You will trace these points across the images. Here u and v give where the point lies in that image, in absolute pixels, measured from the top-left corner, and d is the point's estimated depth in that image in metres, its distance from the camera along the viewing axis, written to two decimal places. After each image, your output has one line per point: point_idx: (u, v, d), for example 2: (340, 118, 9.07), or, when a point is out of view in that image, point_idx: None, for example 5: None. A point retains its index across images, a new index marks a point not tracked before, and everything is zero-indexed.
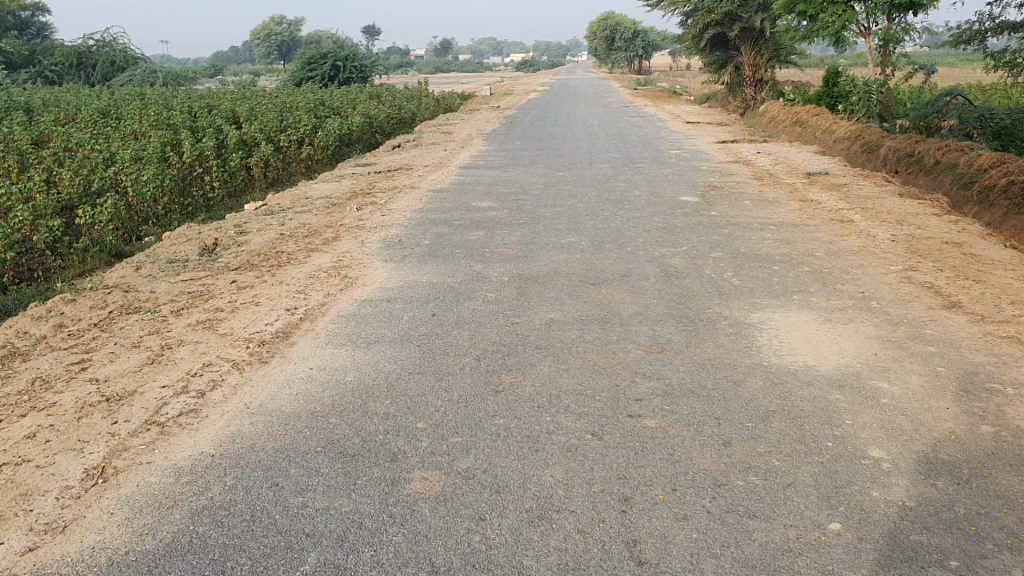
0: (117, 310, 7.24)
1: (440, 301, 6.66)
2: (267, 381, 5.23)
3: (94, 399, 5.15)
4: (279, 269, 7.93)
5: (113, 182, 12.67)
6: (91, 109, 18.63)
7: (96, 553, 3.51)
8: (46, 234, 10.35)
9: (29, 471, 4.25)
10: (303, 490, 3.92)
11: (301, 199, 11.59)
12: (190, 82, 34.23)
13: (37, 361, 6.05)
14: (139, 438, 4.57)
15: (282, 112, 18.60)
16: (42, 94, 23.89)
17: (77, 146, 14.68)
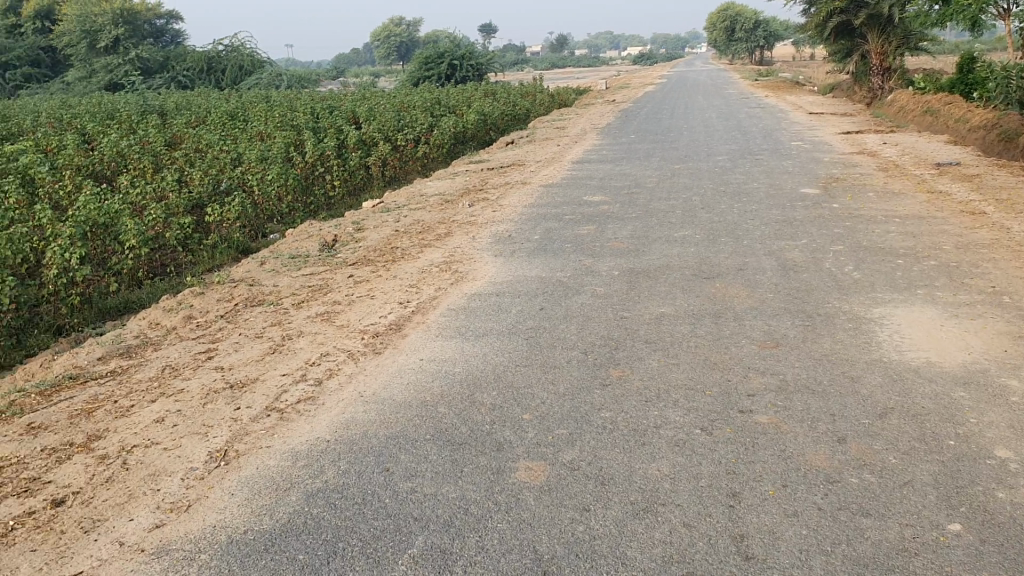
0: (242, 303, 7.56)
1: (549, 296, 6.68)
2: (379, 372, 5.37)
3: (218, 385, 5.40)
4: (393, 265, 8.11)
5: (240, 182, 13.22)
6: (221, 113, 19.54)
7: (217, 532, 3.68)
8: (178, 231, 10.90)
9: (157, 453, 4.49)
10: (412, 476, 4.01)
11: (416, 196, 11.82)
12: (314, 84, 35.42)
13: (167, 351, 6.38)
14: (259, 424, 4.76)
15: (399, 111, 19.03)
16: (175, 98, 25.14)
17: (207, 147, 15.39)
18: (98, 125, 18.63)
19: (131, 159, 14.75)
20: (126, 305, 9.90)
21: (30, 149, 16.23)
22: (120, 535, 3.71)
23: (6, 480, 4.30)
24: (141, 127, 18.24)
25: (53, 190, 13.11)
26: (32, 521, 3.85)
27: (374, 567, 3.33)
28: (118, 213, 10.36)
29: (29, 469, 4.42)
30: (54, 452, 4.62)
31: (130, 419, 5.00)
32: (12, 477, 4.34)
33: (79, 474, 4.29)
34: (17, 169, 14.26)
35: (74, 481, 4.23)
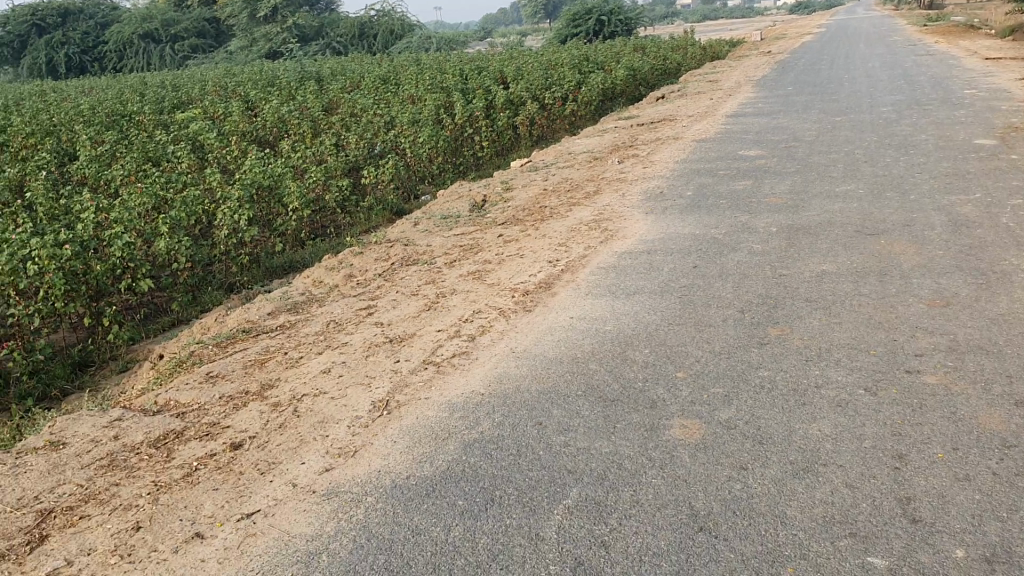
0: (398, 262, 7.80)
1: (703, 253, 6.57)
2: (531, 328, 5.44)
3: (379, 340, 5.62)
4: (542, 223, 8.17)
5: (394, 144, 13.56)
6: (374, 78, 20.08)
7: (382, 477, 3.86)
8: (336, 193, 11.33)
9: (324, 402, 4.73)
10: (566, 430, 4.05)
11: (565, 154, 11.83)
12: (462, 45, 35.85)
13: (330, 307, 6.68)
14: (417, 377, 4.93)
15: (548, 69, 19.01)
16: (331, 64, 26.00)
17: (361, 111, 15.87)
18: (261, 93, 19.52)
19: (292, 125, 15.39)
20: (290, 265, 10.38)
21: (200, 117, 17.19)
22: (293, 477, 3.95)
23: (190, 424, 4.63)
24: (300, 93, 18.98)
25: (222, 155, 13.86)
26: (214, 462, 4.13)
27: (530, 516, 3.41)
28: (281, 177, 10.85)
29: (209, 415, 4.74)
30: (232, 399, 4.94)
31: (299, 370, 5.27)
32: (195, 421, 4.67)
33: (254, 420, 4.58)
34: (190, 136, 15.14)
35: (250, 426, 4.51)
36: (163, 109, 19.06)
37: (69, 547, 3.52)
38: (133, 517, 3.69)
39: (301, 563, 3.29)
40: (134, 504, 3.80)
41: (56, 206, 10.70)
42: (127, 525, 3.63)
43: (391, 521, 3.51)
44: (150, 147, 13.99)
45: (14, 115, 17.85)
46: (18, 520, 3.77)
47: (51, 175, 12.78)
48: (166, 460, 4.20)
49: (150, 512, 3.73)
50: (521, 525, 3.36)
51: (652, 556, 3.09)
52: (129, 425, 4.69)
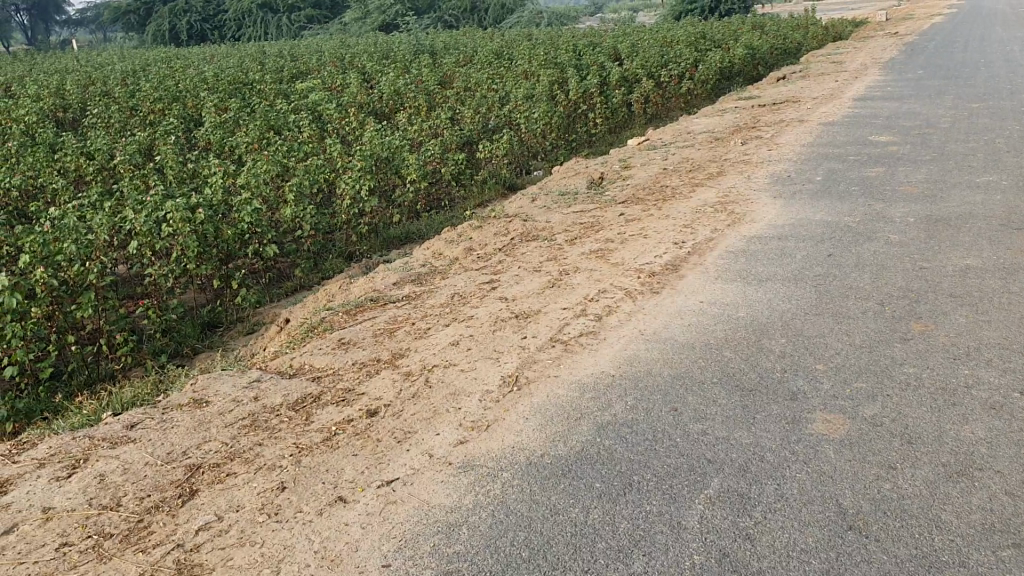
0: (518, 237, 7.80)
1: (837, 242, 6.38)
2: (660, 309, 5.36)
3: (505, 314, 5.64)
4: (665, 203, 8.04)
5: (509, 120, 13.57)
6: (488, 52, 20.12)
7: (517, 453, 3.88)
8: (453, 166, 11.41)
9: (454, 374, 4.78)
10: (703, 418, 4.00)
11: (683, 133, 11.62)
12: (573, 21, 35.58)
13: (454, 280, 6.75)
14: (546, 353, 4.92)
15: (664, 47, 18.69)
16: (443, 37, 26.13)
17: (476, 85, 15.92)
18: (376, 65, 19.80)
19: (407, 97, 15.55)
20: (407, 236, 10.53)
21: (318, 87, 17.54)
22: (428, 447, 4.01)
23: (326, 389, 4.75)
24: (414, 66, 19.17)
25: (341, 126, 14.09)
26: (352, 428, 4.24)
27: (671, 503, 3.39)
28: (400, 149, 10.97)
29: (344, 381, 4.86)
30: (365, 367, 5.05)
31: (427, 341, 5.35)
32: (331, 386, 4.79)
33: (388, 389, 4.67)
34: (309, 106, 15.45)
35: (384, 394, 4.61)
36: (282, 78, 19.52)
37: (218, 503, 3.65)
38: (278, 477, 3.81)
39: (443, 533, 3.34)
40: (278, 464, 3.92)
41: (185, 169, 11.07)
42: (272, 485, 3.75)
43: (528, 498, 3.52)
44: (271, 116, 14.34)
45: (142, 80, 18.54)
46: (169, 473, 3.92)
47: (179, 140, 13.23)
48: (306, 424, 4.33)
49: (293, 473, 3.84)
50: (662, 512, 3.34)
51: (800, 552, 3.04)
52: (267, 387, 4.84)
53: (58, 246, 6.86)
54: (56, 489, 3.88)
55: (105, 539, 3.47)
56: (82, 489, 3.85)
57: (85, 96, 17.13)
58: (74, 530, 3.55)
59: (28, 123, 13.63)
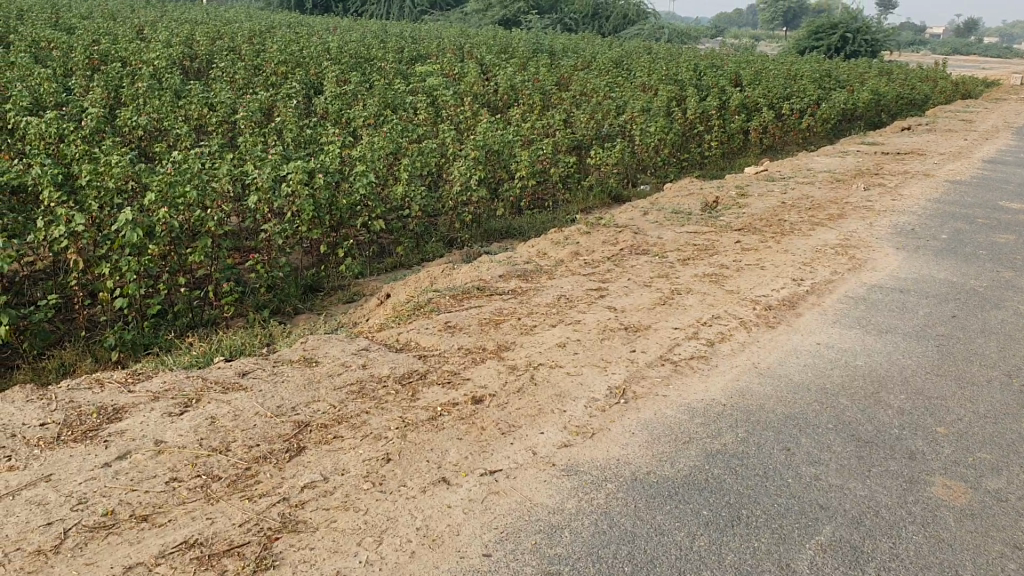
0: (627, 248, 7.72)
1: (963, 304, 6.16)
2: (774, 345, 5.24)
3: (614, 323, 5.58)
4: (783, 237, 7.88)
5: (624, 130, 13.46)
6: (607, 60, 20.00)
7: (622, 466, 3.83)
8: (563, 168, 11.38)
9: (560, 375, 4.75)
10: (816, 463, 3.90)
11: (803, 169, 11.39)
12: (693, 41, 35.17)
13: (561, 281, 6.71)
14: (654, 371, 4.84)
15: (787, 79, 18.34)
16: (563, 40, 26.03)
17: (593, 91, 15.83)
18: (495, 57, 19.85)
19: (523, 94, 15.55)
20: (509, 231, 10.53)
21: (437, 72, 17.65)
22: (532, 444, 3.98)
23: (432, 369, 4.77)
24: (532, 64, 19.16)
25: (455, 112, 14.16)
26: (457, 412, 4.23)
27: (780, 543, 3.30)
28: (514, 144, 10.98)
29: (450, 364, 4.87)
30: (470, 353, 5.06)
31: (534, 338, 5.33)
32: (436, 367, 4.81)
33: (494, 378, 4.66)
34: (427, 90, 15.56)
35: (490, 384, 4.60)
36: (401, 59, 19.72)
37: (325, 464, 3.68)
38: (383, 448, 3.83)
39: (544, 533, 3.31)
40: (384, 435, 3.94)
41: (303, 132, 11.23)
42: (378, 455, 3.77)
43: (633, 513, 3.46)
44: (389, 94, 14.47)
45: (268, 42, 18.92)
46: (278, 427, 3.97)
47: (299, 104, 13.43)
48: (412, 400, 4.35)
49: (397, 446, 3.85)
50: (770, 551, 3.25)
51: None
52: (374, 357, 4.88)
53: (181, 189, 6.96)
54: (168, 423, 3.94)
55: (213, 481, 3.50)
56: (193, 429, 3.90)
57: (212, 48, 17.54)
58: (184, 467, 3.58)
59: (157, 67, 13.99)
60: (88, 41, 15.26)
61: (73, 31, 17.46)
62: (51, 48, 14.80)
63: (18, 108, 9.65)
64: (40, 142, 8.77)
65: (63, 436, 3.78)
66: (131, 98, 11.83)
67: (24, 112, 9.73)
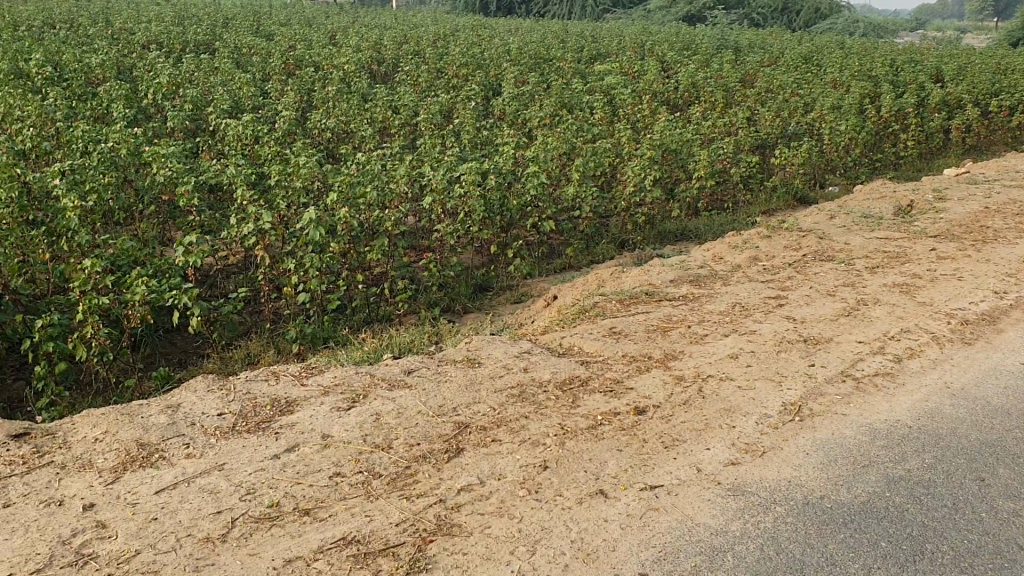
0: (810, 254, 7.32)
1: None
2: (971, 364, 4.80)
3: (791, 335, 5.27)
4: (986, 246, 7.25)
5: (811, 129, 12.82)
6: (795, 56, 19.20)
7: (793, 488, 3.59)
8: (744, 168, 10.96)
9: (730, 389, 4.52)
10: (1014, 498, 3.54)
11: (1011, 171, 10.48)
12: (892, 34, 33.23)
13: (736, 288, 6.44)
14: (834, 387, 4.54)
15: (996, 73, 16.98)
16: (750, 36, 25.19)
17: (779, 87, 15.21)
18: (676, 55, 19.45)
19: (705, 92, 15.14)
20: (685, 233, 10.26)
21: (616, 71, 17.46)
22: (697, 460, 3.80)
23: (595, 376, 4.67)
24: (714, 61, 18.64)
25: (634, 109, 13.94)
26: (619, 422, 4.11)
27: None
28: (693, 144, 10.68)
29: (613, 371, 4.75)
30: (636, 360, 4.92)
31: (704, 348, 5.11)
32: (599, 374, 4.70)
33: (659, 389, 4.50)
34: (605, 89, 15.43)
35: (655, 394, 4.44)
36: (581, 59, 19.68)
37: (483, 467, 3.65)
38: (542, 455, 3.77)
39: (705, 555, 3.14)
40: (542, 442, 3.88)
41: (481, 133, 11.36)
42: (536, 462, 3.71)
43: (803, 540, 3.24)
44: (568, 95, 14.42)
45: (452, 44, 19.36)
46: (439, 426, 3.98)
47: (478, 105, 13.61)
48: (573, 407, 4.26)
49: (556, 454, 3.78)
50: None
51: None
52: (538, 361, 4.83)
53: (362, 190, 7.18)
54: (336, 418, 4.03)
55: (374, 478, 3.54)
56: (358, 424, 3.97)
57: (398, 52, 18.08)
58: (347, 462, 3.65)
59: (347, 71, 14.57)
60: (285, 47, 16.10)
61: (272, 38, 18.47)
62: (253, 54, 15.70)
63: (219, 111, 10.28)
64: (238, 143, 9.28)
65: (238, 427, 3.94)
66: (321, 101, 12.35)
67: (224, 114, 10.34)
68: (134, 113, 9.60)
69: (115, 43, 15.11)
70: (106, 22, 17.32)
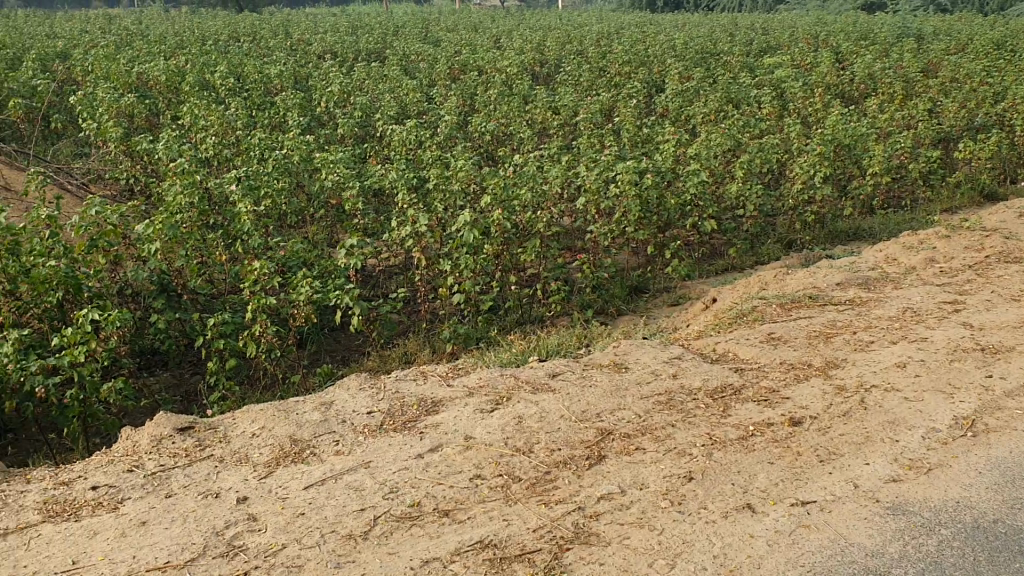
0: (995, 255, 6.78)
1: None
2: None
3: (968, 342, 4.89)
4: None
5: (1003, 119, 11.87)
6: (988, 41, 17.85)
7: (963, 510, 3.32)
8: (924, 163, 10.27)
9: (896, 400, 4.23)
10: None
11: None
12: None
13: (909, 292, 6.04)
14: (1015, 401, 4.17)
15: None
16: (936, 23, 23.65)
17: (967, 75, 14.17)
18: (852, 45, 18.52)
19: (883, 83, 14.32)
20: (857, 232, 9.72)
21: (786, 64, 16.83)
22: (855, 476, 3.58)
23: (748, 384, 4.49)
24: (895, 50, 17.60)
25: (804, 103, 13.36)
26: (771, 433, 3.93)
27: None
28: (867, 138, 10.11)
29: (768, 379, 4.55)
30: (793, 368, 4.70)
31: (869, 356, 4.82)
32: (753, 381, 4.52)
33: (817, 399, 4.27)
34: (774, 83, 14.87)
35: (812, 404, 4.22)
36: (750, 52, 19.08)
37: (624, 476, 3.58)
38: (686, 465, 3.65)
39: None
40: (687, 451, 3.76)
41: (641, 132, 11.20)
42: (680, 472, 3.60)
43: (972, 569, 2.99)
44: (733, 89, 14.00)
45: (615, 43, 19.20)
46: (582, 432, 3.94)
47: (640, 104, 13.44)
48: (722, 416, 4.11)
49: (701, 465, 3.66)
50: None
51: None
52: (688, 367, 4.70)
53: (517, 192, 7.22)
54: (479, 420, 4.06)
55: (513, 483, 3.53)
56: (501, 427, 3.98)
57: (562, 52, 18.13)
58: (488, 465, 3.66)
59: (510, 73, 14.72)
60: (451, 52, 16.46)
61: (440, 44, 18.95)
62: (421, 60, 16.13)
63: (385, 117, 10.62)
64: (402, 147, 9.56)
65: (386, 426, 4.04)
66: (484, 104, 12.54)
67: (389, 120, 10.66)
68: (306, 121, 10.06)
69: (293, 54, 15.90)
70: (286, 34, 18.27)
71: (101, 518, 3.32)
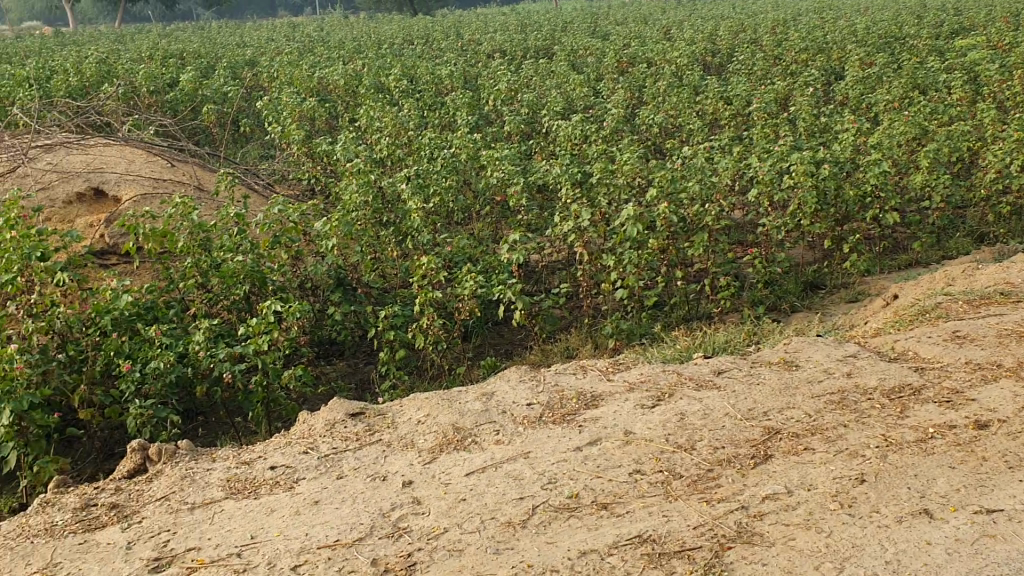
0: None
1: None
2: None
3: None
4: None
5: None
6: None
7: None
8: None
9: None
10: None
11: None
12: None
13: None
14: None
15: None
16: None
17: None
18: None
19: None
20: None
21: (981, 45, 15.68)
22: None
23: (929, 384, 4.23)
24: None
25: (1001, 86, 12.41)
26: (954, 436, 3.69)
27: None
28: None
29: (952, 380, 4.27)
30: (981, 368, 4.39)
31: None
32: (935, 382, 4.26)
33: (1007, 401, 3.97)
34: (966, 65, 13.88)
35: (1001, 406, 3.93)
36: (940, 34, 17.91)
37: (791, 476, 3.46)
38: (858, 467, 3.48)
39: None
40: (860, 453, 3.59)
41: (817, 121, 10.74)
42: (852, 474, 3.44)
43: None
44: (920, 74, 13.18)
45: (792, 30, 18.50)
46: (748, 430, 3.83)
47: (817, 91, 12.88)
48: (899, 417, 3.90)
49: (875, 467, 3.48)
50: None
51: None
52: (863, 366, 4.48)
53: (683, 185, 7.09)
54: (640, 415, 4.03)
55: (675, 479, 3.48)
56: (662, 422, 3.93)
57: (734, 42, 17.64)
58: (648, 460, 3.62)
59: (680, 64, 14.46)
60: (620, 46, 16.35)
61: (608, 39, 18.86)
62: (589, 54, 16.11)
63: (551, 113, 10.68)
64: (568, 143, 9.58)
65: (546, 418, 4.07)
66: (652, 97, 12.39)
67: (556, 115, 10.71)
68: (476, 119, 10.26)
69: (464, 54, 16.25)
70: (458, 35, 18.71)
71: (278, 496, 3.53)
